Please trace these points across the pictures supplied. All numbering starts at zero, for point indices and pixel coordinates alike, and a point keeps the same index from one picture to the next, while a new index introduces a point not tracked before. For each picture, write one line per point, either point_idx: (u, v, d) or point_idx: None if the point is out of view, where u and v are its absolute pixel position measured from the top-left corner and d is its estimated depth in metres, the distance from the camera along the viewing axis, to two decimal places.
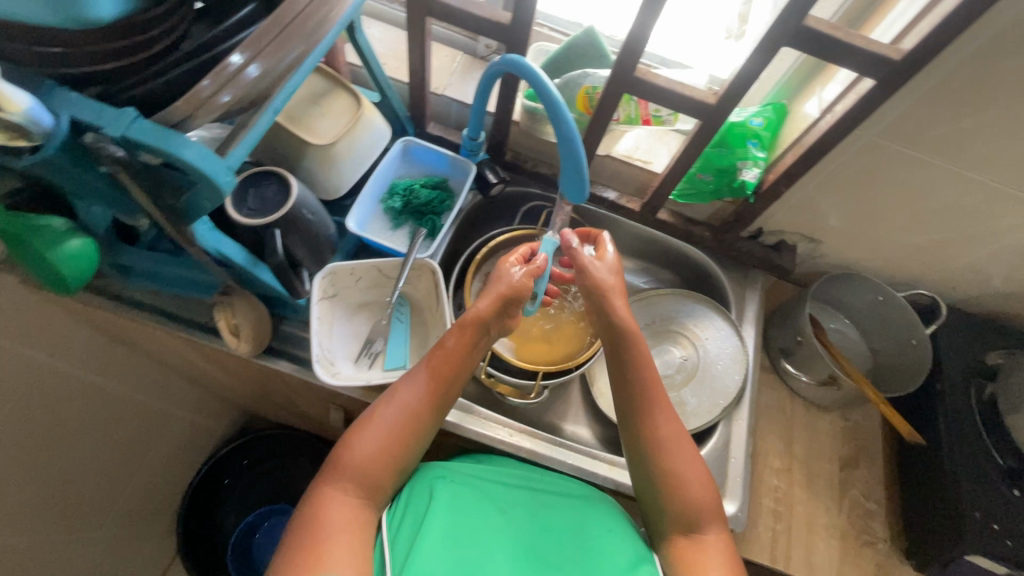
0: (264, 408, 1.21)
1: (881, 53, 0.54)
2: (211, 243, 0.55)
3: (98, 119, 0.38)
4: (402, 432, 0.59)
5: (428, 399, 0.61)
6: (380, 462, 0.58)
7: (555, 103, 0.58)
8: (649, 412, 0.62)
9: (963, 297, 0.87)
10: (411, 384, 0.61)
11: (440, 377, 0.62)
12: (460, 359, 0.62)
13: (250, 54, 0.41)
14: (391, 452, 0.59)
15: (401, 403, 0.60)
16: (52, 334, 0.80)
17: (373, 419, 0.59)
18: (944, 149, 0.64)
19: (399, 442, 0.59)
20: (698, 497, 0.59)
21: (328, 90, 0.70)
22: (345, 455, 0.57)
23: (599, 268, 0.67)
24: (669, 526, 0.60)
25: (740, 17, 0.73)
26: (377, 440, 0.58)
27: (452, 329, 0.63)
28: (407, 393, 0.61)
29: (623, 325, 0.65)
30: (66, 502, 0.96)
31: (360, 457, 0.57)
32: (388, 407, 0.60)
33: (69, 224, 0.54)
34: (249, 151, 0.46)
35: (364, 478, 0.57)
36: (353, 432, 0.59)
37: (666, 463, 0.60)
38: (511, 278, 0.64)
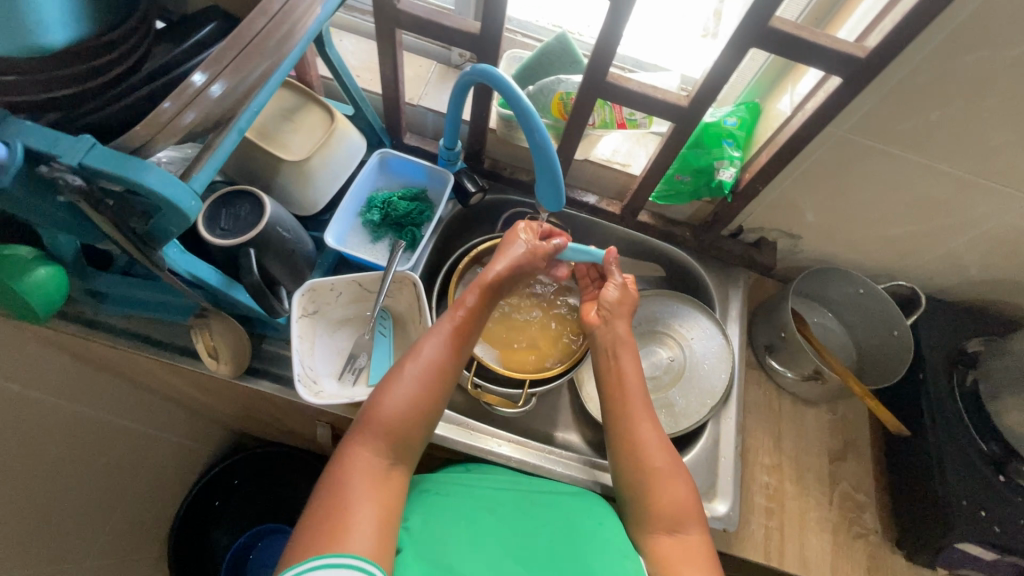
0: (251, 427, 1.20)
1: (847, 51, 0.54)
2: (181, 266, 0.54)
3: (54, 148, 0.37)
4: (428, 386, 0.59)
5: (451, 352, 0.62)
6: (408, 418, 0.57)
7: (526, 111, 0.57)
8: (636, 423, 0.64)
9: (942, 286, 0.88)
10: (435, 342, 0.62)
11: (462, 331, 0.63)
12: (478, 316, 0.65)
13: (213, 73, 0.41)
14: (419, 408, 0.58)
15: (426, 358, 0.60)
16: (25, 363, 0.78)
17: (398, 376, 0.59)
18: (913, 142, 0.65)
19: (427, 396, 0.59)
20: (676, 497, 0.59)
21: (300, 105, 0.70)
22: (373, 412, 0.57)
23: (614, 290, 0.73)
24: (652, 524, 0.60)
25: (716, 16, 0.75)
26: (404, 394, 0.58)
27: (471, 287, 0.66)
28: (431, 350, 0.61)
29: (626, 340, 0.70)
30: (49, 534, 0.93)
31: (389, 412, 0.57)
32: (413, 365, 0.60)
33: (35, 252, 0.54)
34: (215, 173, 0.45)
35: (394, 434, 0.56)
36: (379, 391, 0.59)
37: (652, 464, 0.61)
38: (518, 248, 0.69)
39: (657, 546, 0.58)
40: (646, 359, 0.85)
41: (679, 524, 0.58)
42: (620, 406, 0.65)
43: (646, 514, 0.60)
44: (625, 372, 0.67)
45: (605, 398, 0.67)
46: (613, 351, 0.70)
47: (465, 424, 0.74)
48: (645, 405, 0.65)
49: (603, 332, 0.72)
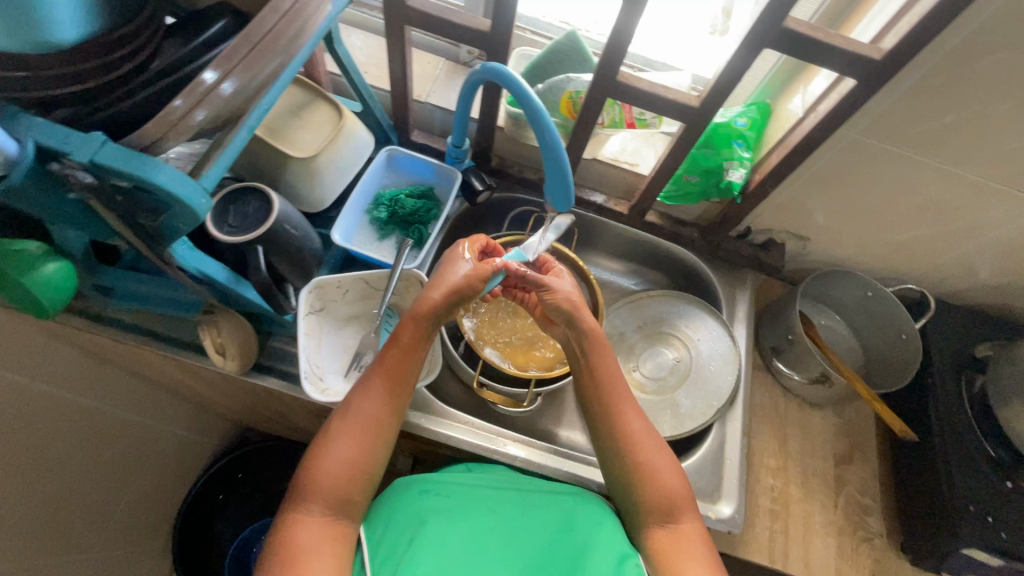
0: (256, 421, 1.20)
1: (862, 52, 0.54)
2: (191, 263, 0.54)
3: (65, 145, 0.37)
4: (365, 441, 0.58)
5: (388, 402, 0.60)
6: (348, 477, 0.56)
7: (537, 111, 0.57)
8: (617, 412, 0.63)
9: (951, 290, 0.88)
10: (368, 395, 0.60)
11: (396, 380, 0.61)
12: (414, 357, 0.63)
13: (224, 71, 0.40)
14: (359, 464, 0.57)
15: (361, 414, 0.59)
16: (33, 355, 0.79)
17: (332, 437, 0.58)
18: (927, 146, 0.64)
19: (366, 452, 0.58)
20: (669, 487, 0.60)
21: (308, 101, 0.69)
22: (310, 477, 0.55)
23: (564, 285, 0.68)
24: (645, 517, 0.60)
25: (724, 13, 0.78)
26: (341, 455, 0.57)
27: (405, 322, 0.63)
28: (365, 403, 0.59)
29: (592, 336, 0.66)
30: (55, 525, 0.94)
31: (327, 474, 0.56)
32: (347, 421, 0.59)
33: (44, 248, 0.53)
34: (225, 171, 0.45)
35: (334, 495, 0.55)
36: (314, 454, 0.57)
37: (637, 459, 0.61)
38: (453, 275, 0.65)
39: (653, 540, 0.59)
40: (652, 360, 0.85)
41: (672, 516, 0.59)
42: (599, 399, 0.65)
43: (640, 509, 0.60)
44: (599, 364, 0.66)
45: (585, 394, 0.66)
46: (581, 349, 0.67)
47: (471, 423, 0.74)
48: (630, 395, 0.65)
49: (569, 333, 0.68)
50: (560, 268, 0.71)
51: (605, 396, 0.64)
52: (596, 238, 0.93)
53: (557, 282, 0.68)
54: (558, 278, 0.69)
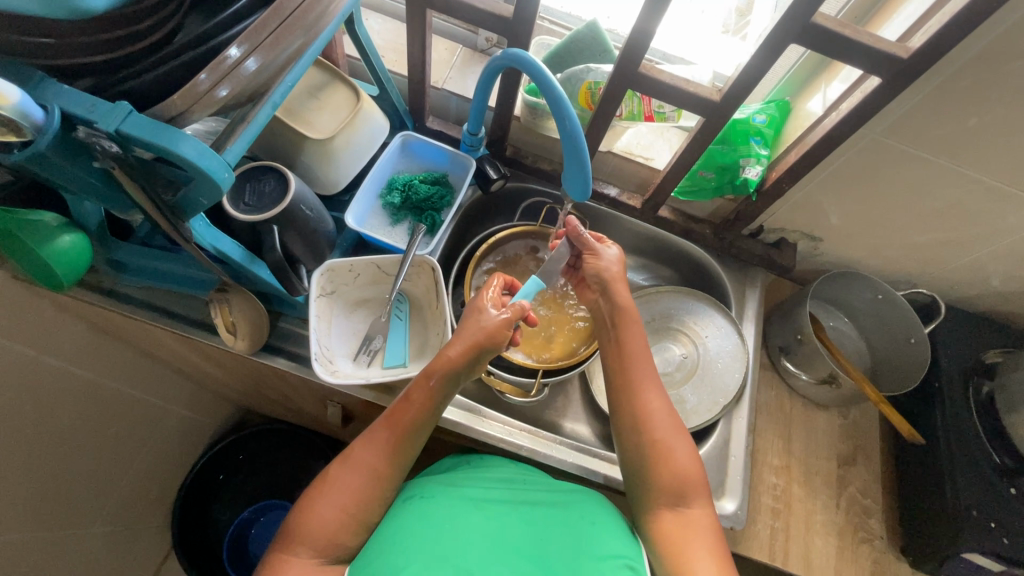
0: (259, 403, 1.20)
1: (889, 51, 0.53)
2: (207, 239, 0.54)
3: (90, 113, 0.36)
4: (360, 490, 0.57)
5: (389, 454, 0.58)
6: (339, 524, 0.55)
7: (559, 100, 0.57)
8: (639, 393, 0.63)
9: (962, 295, 0.88)
10: (371, 444, 0.58)
11: (399, 434, 0.59)
12: (424, 413, 0.60)
13: (248, 47, 0.40)
14: (352, 512, 0.56)
15: (360, 463, 0.58)
16: (43, 329, 0.79)
17: (330, 481, 0.57)
18: (947, 147, 0.64)
19: (359, 502, 0.57)
20: (685, 468, 0.59)
21: (326, 83, 0.69)
22: (302, 520, 0.55)
23: (609, 254, 0.70)
24: (654, 500, 0.60)
25: (739, 13, 0.80)
26: (335, 501, 0.56)
27: (418, 377, 0.60)
28: (367, 452, 0.58)
29: (626, 309, 0.67)
30: (58, 499, 0.94)
31: (318, 519, 0.55)
32: (347, 469, 0.58)
33: (61, 219, 0.54)
34: (248, 146, 0.45)
35: (323, 539, 0.55)
36: (312, 496, 0.57)
37: (653, 438, 0.60)
38: (483, 321, 0.62)
39: (660, 522, 0.58)
40: (659, 355, 0.85)
41: (682, 500, 0.58)
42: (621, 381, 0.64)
43: (651, 490, 0.60)
44: (628, 344, 0.65)
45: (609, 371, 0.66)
46: (613, 321, 0.68)
47: (479, 412, 0.75)
48: (652, 375, 0.64)
49: (603, 304, 0.69)
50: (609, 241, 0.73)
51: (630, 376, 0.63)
52: (607, 231, 0.93)
53: (604, 252, 0.71)
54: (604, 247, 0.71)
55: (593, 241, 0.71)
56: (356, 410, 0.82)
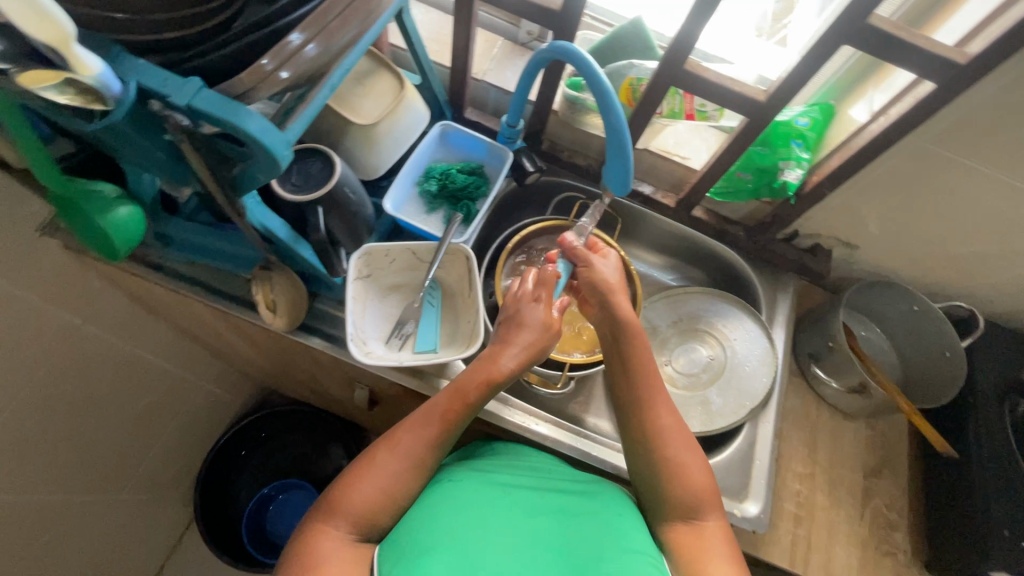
0: (284, 384, 1.23)
1: (946, 55, 0.52)
2: (257, 217, 0.56)
3: (164, 87, 0.38)
4: (402, 475, 0.58)
5: (432, 446, 0.60)
6: (379, 505, 0.56)
7: (606, 92, 0.57)
8: (650, 404, 0.63)
9: (1001, 310, 0.86)
10: (418, 432, 0.59)
11: (448, 425, 0.60)
12: (468, 415, 0.61)
13: (311, 32, 0.41)
14: (391, 498, 0.57)
15: (405, 450, 0.58)
16: (87, 298, 0.82)
17: (374, 462, 0.58)
18: (997, 158, 0.63)
19: (402, 486, 0.58)
20: (699, 483, 0.59)
21: (371, 69, 0.70)
22: (344, 498, 0.55)
23: (607, 267, 0.71)
24: (669, 512, 0.60)
25: (773, 17, 0.78)
26: (378, 483, 0.57)
27: (472, 379, 0.62)
28: (413, 439, 0.59)
29: (627, 322, 0.67)
30: (90, 462, 0.98)
31: (360, 498, 0.55)
32: (391, 453, 0.58)
33: (118, 191, 0.56)
34: (306, 126, 0.46)
35: (362, 518, 0.55)
36: (354, 474, 0.57)
37: (664, 453, 0.61)
38: (533, 317, 0.66)
39: (675, 534, 0.59)
40: (685, 356, 0.85)
41: (695, 514, 0.59)
42: (631, 393, 0.64)
43: (663, 505, 0.60)
44: (636, 359, 0.65)
45: (615, 381, 0.66)
46: (612, 334, 0.67)
47: (506, 401, 0.76)
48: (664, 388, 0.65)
49: (602, 316, 0.69)
50: (607, 248, 0.74)
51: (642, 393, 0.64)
52: (638, 230, 0.93)
53: (600, 263, 0.71)
54: (602, 260, 0.72)
55: (588, 252, 0.71)
56: (383, 393, 0.83)
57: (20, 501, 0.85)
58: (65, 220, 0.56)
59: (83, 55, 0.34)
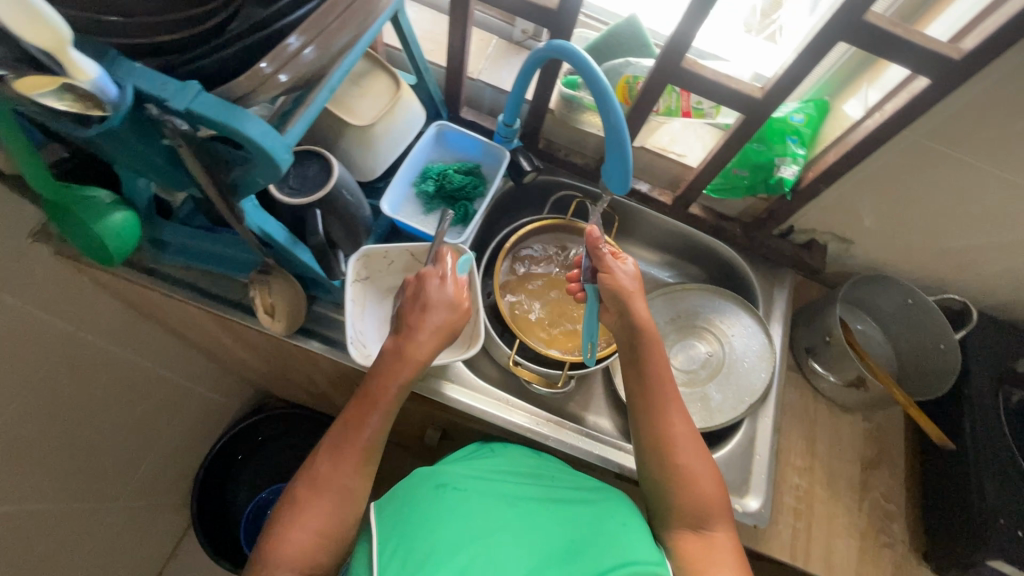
0: (280, 387, 1.22)
1: (940, 51, 0.53)
2: (255, 221, 0.55)
3: (162, 91, 0.37)
4: (335, 508, 0.56)
5: (360, 467, 0.58)
6: (319, 544, 0.54)
7: (605, 92, 0.57)
8: (663, 416, 0.63)
9: (994, 301, 0.87)
10: (337, 462, 0.58)
11: (371, 439, 0.59)
12: (386, 420, 0.60)
13: (307, 37, 0.40)
14: (328, 535, 0.55)
15: (331, 483, 0.57)
16: (80, 305, 0.80)
17: (301, 506, 0.56)
18: (992, 153, 0.63)
19: (334, 520, 0.56)
20: (709, 494, 0.60)
21: (368, 70, 0.69)
22: (277, 550, 0.53)
23: (625, 271, 0.67)
24: (677, 522, 0.61)
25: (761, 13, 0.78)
26: (312, 523, 0.55)
27: (378, 378, 0.60)
28: (335, 471, 0.57)
29: (645, 327, 0.65)
30: (86, 471, 0.97)
31: (296, 545, 0.53)
32: (316, 492, 0.56)
33: (113, 196, 0.55)
34: (306, 129, 0.45)
35: (304, 566, 0.53)
36: (284, 524, 0.55)
37: (679, 463, 0.61)
38: (433, 296, 0.63)
39: (682, 542, 0.60)
40: (684, 352, 0.85)
41: (701, 523, 0.60)
42: (642, 404, 0.64)
43: (671, 513, 0.61)
44: (651, 364, 0.65)
45: (630, 398, 0.65)
46: (629, 342, 0.66)
47: (507, 401, 0.76)
48: (676, 398, 0.64)
49: (620, 325, 0.66)
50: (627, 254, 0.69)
51: (652, 397, 0.63)
52: (635, 227, 0.93)
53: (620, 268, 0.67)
54: (622, 263, 0.67)
55: (608, 257, 0.67)
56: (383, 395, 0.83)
57: (15, 512, 0.84)
58: (56, 227, 0.55)
59: (80, 61, 0.34)
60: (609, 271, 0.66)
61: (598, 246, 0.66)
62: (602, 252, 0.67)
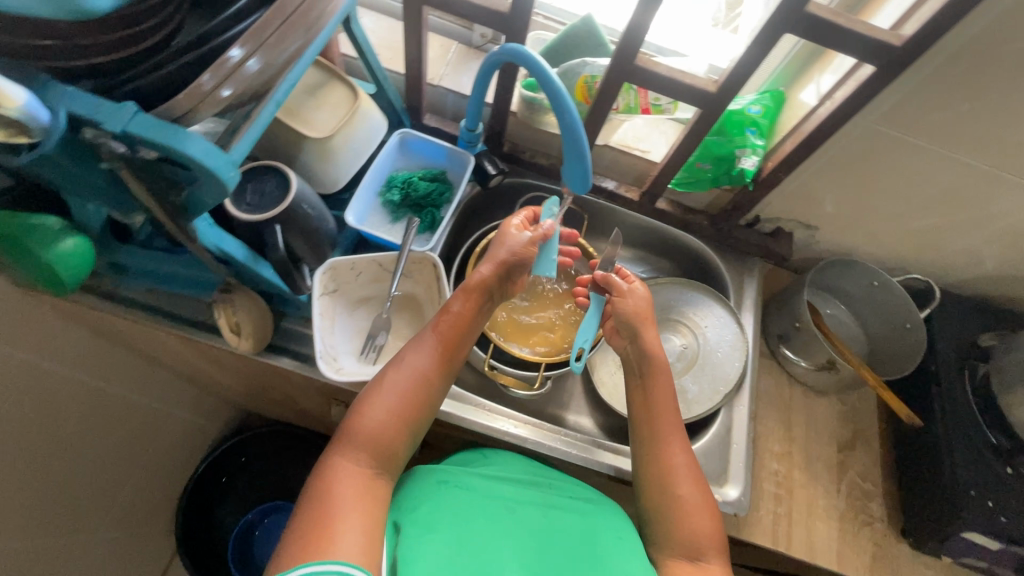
0: (260, 405, 1.20)
1: (883, 38, 0.54)
2: (211, 239, 0.56)
3: (96, 113, 0.37)
4: (412, 395, 0.59)
5: (438, 362, 0.62)
6: (394, 425, 0.57)
7: (558, 92, 0.57)
8: (665, 446, 0.63)
9: (955, 279, 0.89)
10: (418, 352, 0.62)
11: (450, 340, 0.63)
12: (466, 323, 0.65)
13: (251, 48, 0.40)
14: (403, 418, 0.58)
15: (411, 367, 0.60)
16: (42, 335, 0.78)
17: (382, 384, 0.59)
18: (941, 135, 0.65)
19: (411, 408, 0.59)
20: (700, 527, 0.59)
21: (323, 81, 0.69)
22: (355, 421, 0.57)
23: (637, 296, 0.71)
24: (671, 548, 0.60)
25: (728, 6, 0.79)
26: (388, 403, 0.58)
27: (457, 293, 0.66)
28: (416, 359, 0.61)
29: (654, 354, 0.68)
30: (61, 505, 0.94)
31: (372, 421, 0.57)
32: (397, 374, 0.60)
33: (63, 223, 0.54)
34: (251, 147, 0.45)
35: (376, 444, 0.56)
36: (363, 401, 0.58)
37: (676, 493, 0.61)
38: (509, 244, 0.68)
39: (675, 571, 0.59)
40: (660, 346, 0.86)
41: (699, 553, 0.59)
42: (646, 426, 0.65)
43: (666, 540, 0.60)
44: (654, 395, 0.66)
45: (633, 418, 0.67)
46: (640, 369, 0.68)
47: (484, 406, 0.75)
48: (675, 425, 0.65)
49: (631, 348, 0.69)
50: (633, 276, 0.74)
51: (659, 428, 0.64)
52: (606, 224, 0.94)
53: (631, 293, 0.71)
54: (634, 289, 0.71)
55: (621, 283, 0.71)
56: None
57: None
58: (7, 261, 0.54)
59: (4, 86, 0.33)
60: (624, 299, 0.70)
61: (609, 279, 0.71)
62: (615, 281, 0.71)
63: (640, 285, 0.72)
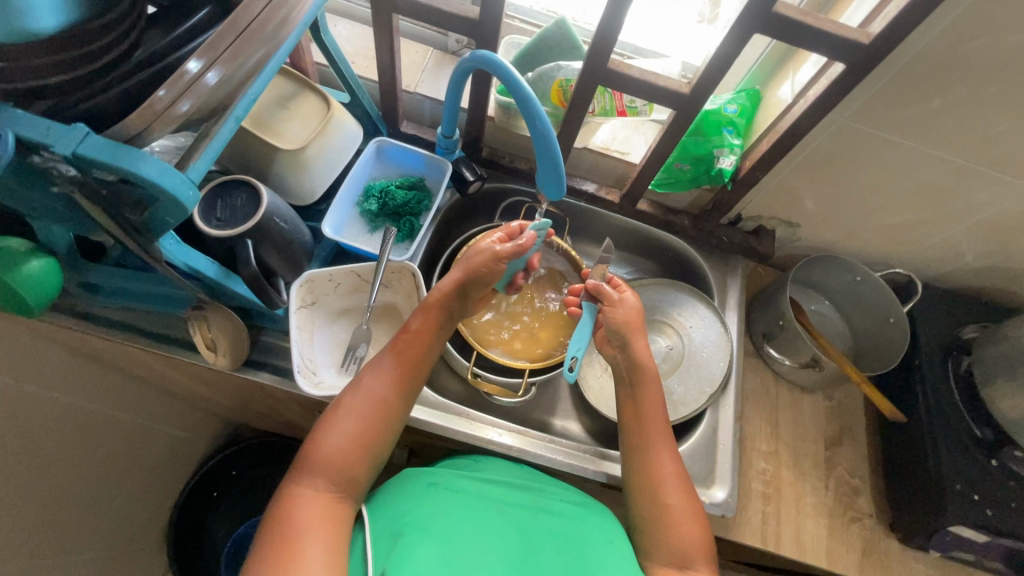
0: (248, 417, 1.19)
1: (851, 37, 0.54)
2: (178, 258, 0.54)
3: (46, 137, 0.36)
4: (371, 419, 0.58)
5: (397, 383, 0.61)
6: (353, 451, 0.56)
7: (528, 99, 0.57)
8: (655, 454, 0.63)
9: (938, 273, 0.89)
10: (376, 375, 0.60)
11: (409, 361, 0.62)
12: (425, 342, 0.64)
13: (207, 60, 0.39)
14: (362, 444, 0.57)
15: (369, 391, 0.59)
16: (20, 357, 0.77)
17: (339, 410, 0.58)
18: (915, 130, 0.65)
19: (372, 431, 0.58)
20: (687, 534, 0.59)
21: (295, 92, 0.68)
22: (312, 451, 0.55)
23: (627, 304, 0.69)
24: (660, 554, 0.60)
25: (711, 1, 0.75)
26: (346, 428, 0.57)
27: (417, 312, 0.66)
28: (373, 382, 0.60)
29: (645, 363, 0.67)
30: (47, 527, 0.93)
31: (330, 449, 0.55)
32: (355, 399, 0.59)
33: (28, 245, 0.53)
34: (211, 164, 0.45)
35: (335, 472, 0.55)
36: (320, 429, 0.57)
37: (666, 500, 0.61)
38: (474, 260, 0.66)
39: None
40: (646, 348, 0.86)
41: (687, 562, 0.58)
42: (637, 434, 0.64)
43: (654, 546, 0.60)
44: (644, 405, 0.65)
45: (623, 427, 0.66)
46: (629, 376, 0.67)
47: (467, 413, 0.75)
48: (665, 435, 0.64)
49: (620, 356, 0.68)
50: (625, 286, 0.72)
51: (647, 436, 0.64)
52: (589, 227, 0.94)
53: (620, 302, 0.70)
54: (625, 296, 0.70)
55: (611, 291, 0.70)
56: None
57: None
58: None
59: None
60: (613, 308, 0.69)
61: (600, 287, 0.70)
62: (606, 290, 0.70)
63: (630, 294, 0.71)
